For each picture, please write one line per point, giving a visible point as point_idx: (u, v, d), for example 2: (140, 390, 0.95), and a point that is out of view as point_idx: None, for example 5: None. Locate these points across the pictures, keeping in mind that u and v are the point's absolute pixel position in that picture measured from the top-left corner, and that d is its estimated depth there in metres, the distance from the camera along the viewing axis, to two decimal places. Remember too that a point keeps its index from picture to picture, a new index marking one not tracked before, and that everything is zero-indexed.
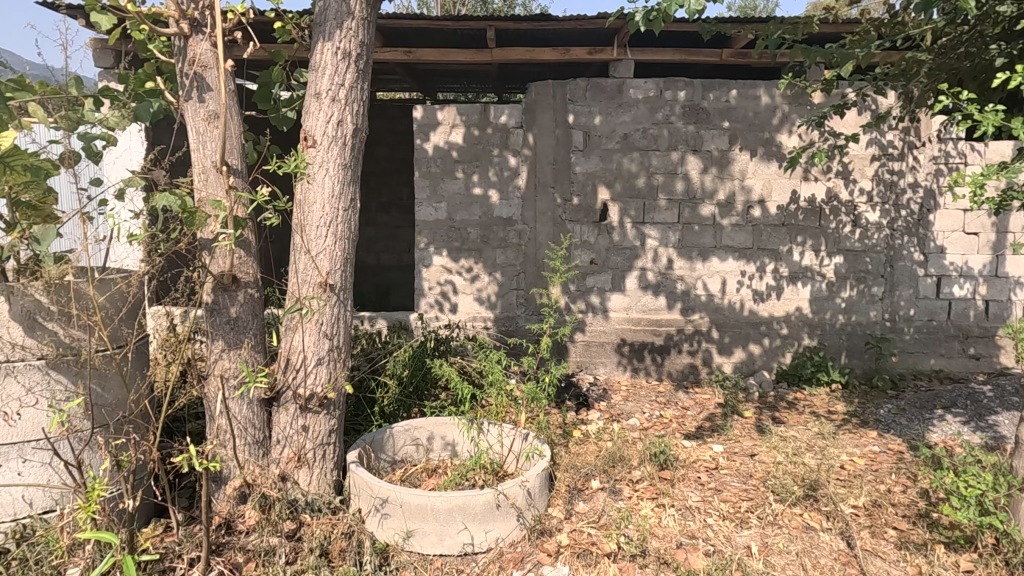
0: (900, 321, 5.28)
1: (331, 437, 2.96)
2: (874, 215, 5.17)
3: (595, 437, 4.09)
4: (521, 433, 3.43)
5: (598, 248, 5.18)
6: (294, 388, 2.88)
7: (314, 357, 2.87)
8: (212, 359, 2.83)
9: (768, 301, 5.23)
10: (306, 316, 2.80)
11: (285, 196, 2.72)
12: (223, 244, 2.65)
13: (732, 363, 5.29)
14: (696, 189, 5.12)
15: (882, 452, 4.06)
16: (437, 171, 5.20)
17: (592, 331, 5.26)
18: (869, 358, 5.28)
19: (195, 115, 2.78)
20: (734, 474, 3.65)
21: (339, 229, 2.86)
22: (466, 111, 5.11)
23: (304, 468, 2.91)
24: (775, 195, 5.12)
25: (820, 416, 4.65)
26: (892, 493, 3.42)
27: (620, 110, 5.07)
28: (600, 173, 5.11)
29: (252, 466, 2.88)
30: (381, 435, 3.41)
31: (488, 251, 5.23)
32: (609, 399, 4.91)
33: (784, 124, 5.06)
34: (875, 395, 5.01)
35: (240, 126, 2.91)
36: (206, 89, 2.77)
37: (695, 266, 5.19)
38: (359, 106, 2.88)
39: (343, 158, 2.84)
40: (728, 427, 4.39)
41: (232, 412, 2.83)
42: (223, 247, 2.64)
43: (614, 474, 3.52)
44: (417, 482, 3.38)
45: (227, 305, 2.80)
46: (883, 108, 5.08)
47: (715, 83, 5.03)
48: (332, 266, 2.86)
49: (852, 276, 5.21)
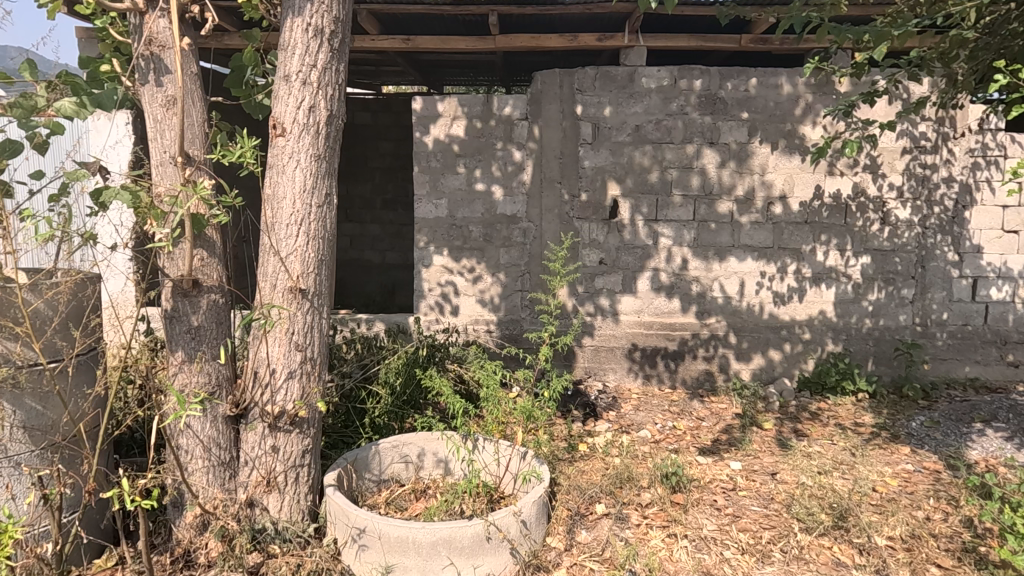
0: (932, 326, 4.90)
1: (305, 458, 2.67)
2: (905, 212, 4.79)
3: (601, 452, 3.79)
4: (518, 451, 3.12)
5: (608, 247, 4.86)
6: (261, 405, 2.59)
7: (284, 370, 2.58)
8: (171, 372, 2.56)
9: (789, 304, 4.88)
10: (270, 326, 2.50)
11: (235, 191, 2.45)
12: (157, 245, 2.33)
13: (750, 370, 4.94)
14: (713, 185, 4.78)
15: (916, 472, 3.72)
16: (437, 165, 4.90)
17: (602, 334, 4.93)
18: (898, 365, 4.92)
19: (153, 101, 2.51)
20: (755, 497, 3.32)
21: (312, 227, 2.57)
22: (468, 102, 4.79)
23: (274, 494, 2.61)
24: (797, 190, 4.77)
25: (847, 429, 4.30)
26: (932, 522, 3.09)
27: (631, 100, 4.75)
28: (610, 168, 4.79)
29: (216, 491, 2.61)
30: (365, 453, 3.11)
31: (491, 250, 4.91)
32: (619, 408, 4.59)
33: (808, 115, 4.70)
34: (905, 406, 4.65)
35: (204, 113, 2.63)
36: (163, 71, 2.49)
37: (711, 267, 4.85)
38: (334, 90, 2.58)
39: (316, 149, 2.55)
40: (747, 441, 4.07)
41: (194, 431, 2.57)
42: (156, 248, 2.32)
43: (621, 498, 3.21)
44: (404, 505, 3.08)
45: (188, 313, 2.53)
46: (916, 96, 4.73)
47: (734, 71, 4.69)
48: (305, 269, 2.57)
49: (879, 278, 4.85)
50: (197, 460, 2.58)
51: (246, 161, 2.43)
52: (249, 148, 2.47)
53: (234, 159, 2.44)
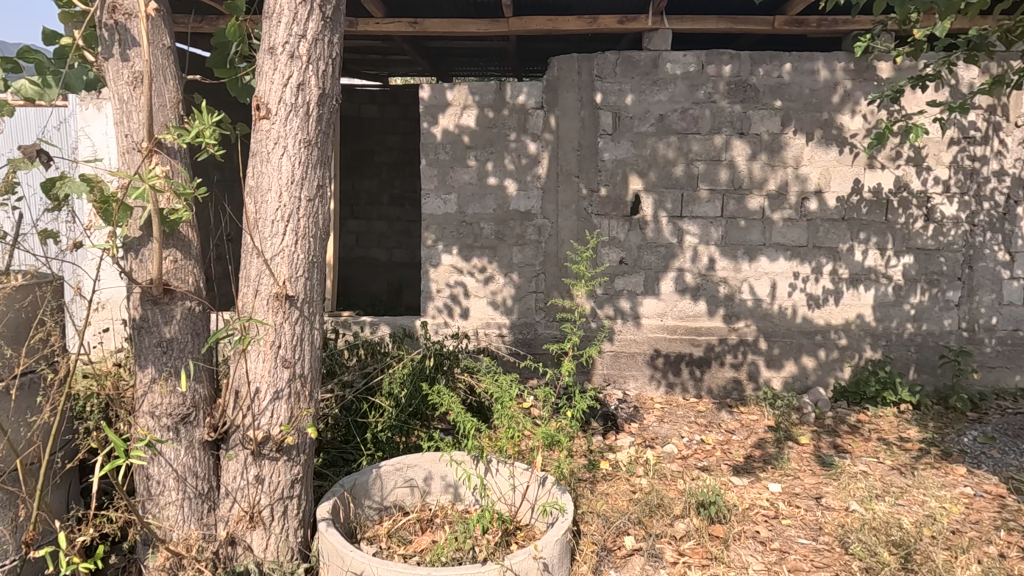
0: (979, 331, 4.50)
1: (294, 489, 2.34)
2: (951, 208, 4.40)
3: (626, 472, 3.45)
4: (538, 477, 2.78)
5: (629, 246, 4.49)
6: (243, 430, 2.25)
7: (269, 389, 2.24)
8: (139, 392, 2.22)
9: (825, 307, 4.48)
10: (247, 343, 2.14)
11: (202, 181, 2.10)
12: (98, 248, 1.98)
13: (782, 379, 4.56)
14: (743, 179, 4.40)
15: (977, 497, 3.34)
16: (446, 158, 4.54)
17: (621, 340, 4.57)
18: (942, 374, 4.52)
19: (117, 78, 2.17)
20: (802, 527, 2.99)
21: (302, 224, 2.22)
22: (479, 89, 4.44)
23: (258, 530, 2.29)
24: (834, 184, 4.38)
25: (893, 445, 3.93)
26: (1008, 560, 2.73)
27: (655, 88, 4.37)
28: (631, 160, 4.41)
29: (191, 529, 2.27)
30: (365, 477, 2.76)
31: (503, 249, 4.55)
32: (641, 419, 4.22)
33: (846, 103, 4.32)
34: (952, 419, 4.26)
35: (179, 93, 2.29)
36: (128, 43, 2.14)
37: (740, 267, 4.47)
38: (328, 65, 2.23)
39: (306, 134, 2.20)
40: (785, 459, 3.70)
41: (166, 460, 2.23)
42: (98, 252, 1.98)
43: (652, 530, 2.88)
44: (408, 539, 2.73)
45: (159, 324, 2.19)
46: (966, 82, 4.33)
47: (766, 55, 4.30)
48: (293, 272, 2.22)
49: (923, 279, 4.45)
50: (170, 492, 2.24)
51: (212, 143, 2.09)
52: (214, 128, 2.13)
53: (197, 140, 2.09)
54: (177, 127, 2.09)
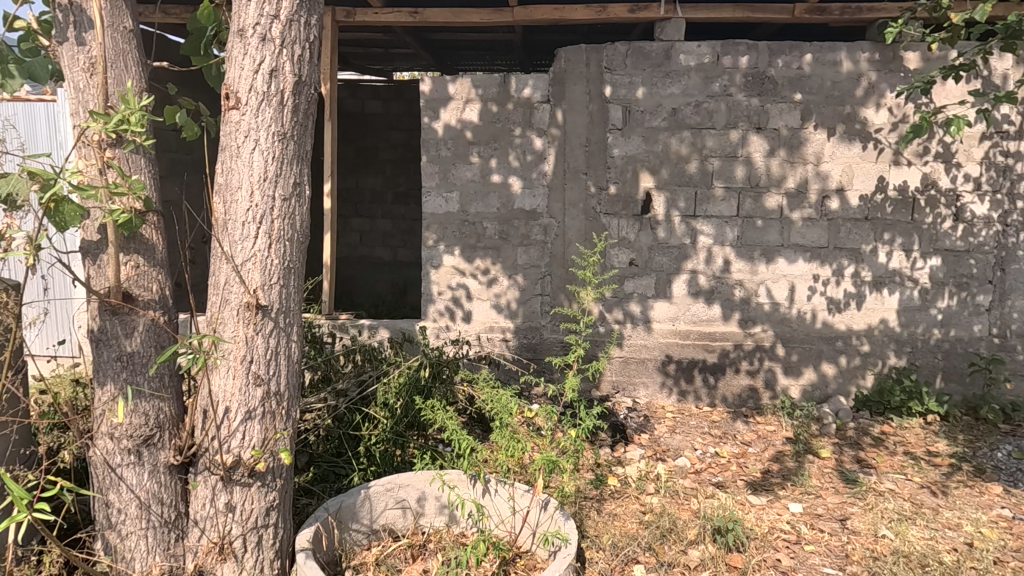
0: (1012, 337, 4.19)
1: (269, 517, 2.12)
2: (982, 207, 4.11)
3: (636, 489, 3.22)
4: (540, 501, 2.54)
5: (640, 247, 4.26)
6: (211, 453, 2.04)
7: (240, 409, 2.02)
8: (97, 411, 2.02)
9: (846, 312, 4.22)
10: (200, 364, 1.91)
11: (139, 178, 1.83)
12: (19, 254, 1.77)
13: (800, 387, 4.30)
14: (761, 176, 4.15)
15: (1017, 520, 3.08)
16: (448, 155, 4.32)
17: (632, 345, 4.33)
18: (971, 383, 4.23)
19: (72, 64, 1.96)
20: (826, 554, 2.76)
21: (276, 226, 2.00)
22: (483, 82, 4.22)
23: (230, 563, 2.07)
24: (857, 182, 4.12)
25: (921, 461, 3.67)
26: None
27: (668, 80, 4.13)
28: (642, 156, 4.18)
29: (155, 561, 2.06)
30: (353, 499, 2.55)
31: (508, 250, 4.32)
32: (652, 430, 3.99)
33: (870, 96, 4.05)
34: (983, 432, 3.98)
35: (144, 80, 2.08)
36: (82, 25, 1.93)
37: (757, 269, 4.22)
38: (305, 50, 2.01)
39: (280, 126, 1.98)
40: (805, 475, 3.46)
41: (127, 486, 2.03)
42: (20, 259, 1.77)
43: (664, 559, 2.67)
44: (397, 567, 2.51)
45: (119, 336, 1.98)
46: (999, 73, 4.03)
47: (785, 46, 4.05)
48: (266, 279, 2.01)
49: (951, 282, 4.17)
50: (131, 521, 2.04)
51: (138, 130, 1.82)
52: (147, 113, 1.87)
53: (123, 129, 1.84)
54: (100, 113, 1.83)
